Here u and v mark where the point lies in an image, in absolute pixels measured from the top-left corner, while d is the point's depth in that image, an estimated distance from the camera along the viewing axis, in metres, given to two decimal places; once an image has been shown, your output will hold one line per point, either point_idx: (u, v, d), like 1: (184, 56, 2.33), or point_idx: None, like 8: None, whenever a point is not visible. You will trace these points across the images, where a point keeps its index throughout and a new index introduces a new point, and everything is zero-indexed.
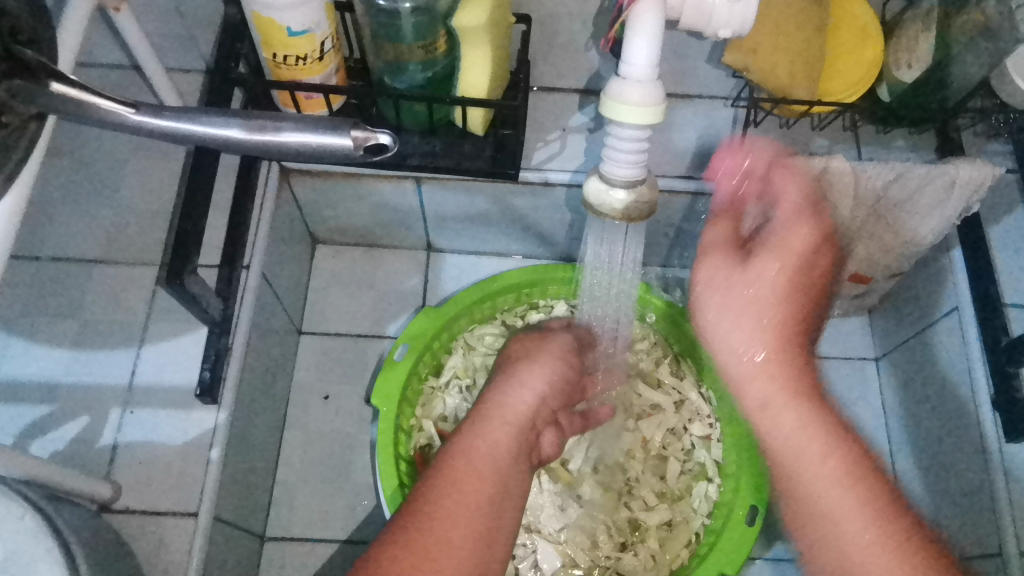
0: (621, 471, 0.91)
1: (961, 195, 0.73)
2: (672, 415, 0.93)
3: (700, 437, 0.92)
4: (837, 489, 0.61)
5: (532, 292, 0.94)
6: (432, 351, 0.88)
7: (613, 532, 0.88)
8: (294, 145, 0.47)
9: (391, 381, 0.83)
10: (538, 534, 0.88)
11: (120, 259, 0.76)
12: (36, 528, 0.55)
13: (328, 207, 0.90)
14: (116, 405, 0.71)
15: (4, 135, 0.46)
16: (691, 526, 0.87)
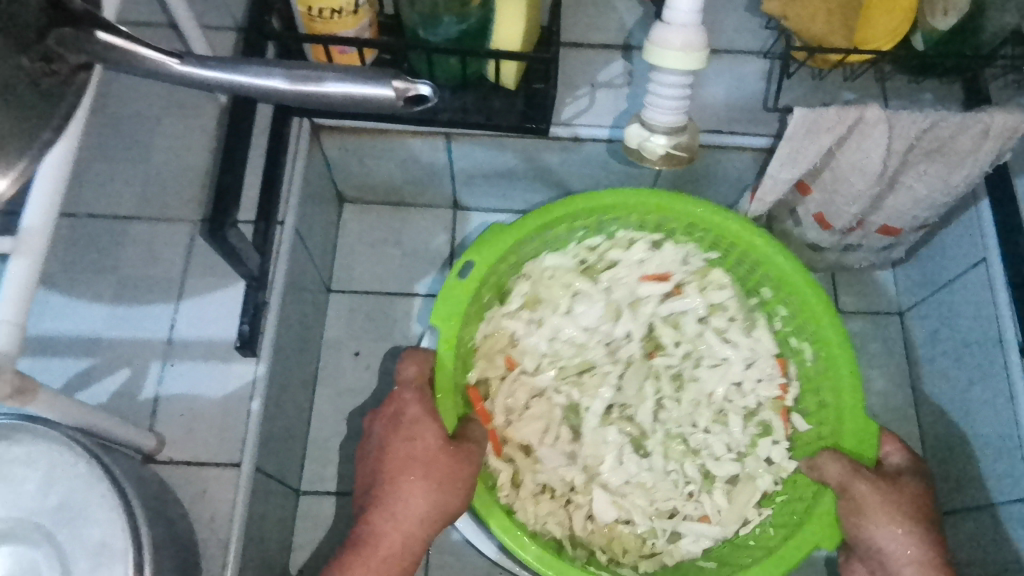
0: (689, 423, 0.90)
1: (994, 143, 0.73)
2: (742, 371, 0.91)
3: (767, 398, 0.90)
4: None
5: (612, 222, 0.88)
6: (497, 274, 0.85)
7: (678, 484, 0.88)
8: (337, 98, 0.43)
9: (445, 334, 0.76)
10: (598, 481, 0.87)
11: (154, 216, 0.77)
12: (89, 474, 0.55)
13: (356, 165, 0.90)
14: (156, 358, 0.72)
15: (53, 84, 0.43)
16: (756, 484, 0.87)
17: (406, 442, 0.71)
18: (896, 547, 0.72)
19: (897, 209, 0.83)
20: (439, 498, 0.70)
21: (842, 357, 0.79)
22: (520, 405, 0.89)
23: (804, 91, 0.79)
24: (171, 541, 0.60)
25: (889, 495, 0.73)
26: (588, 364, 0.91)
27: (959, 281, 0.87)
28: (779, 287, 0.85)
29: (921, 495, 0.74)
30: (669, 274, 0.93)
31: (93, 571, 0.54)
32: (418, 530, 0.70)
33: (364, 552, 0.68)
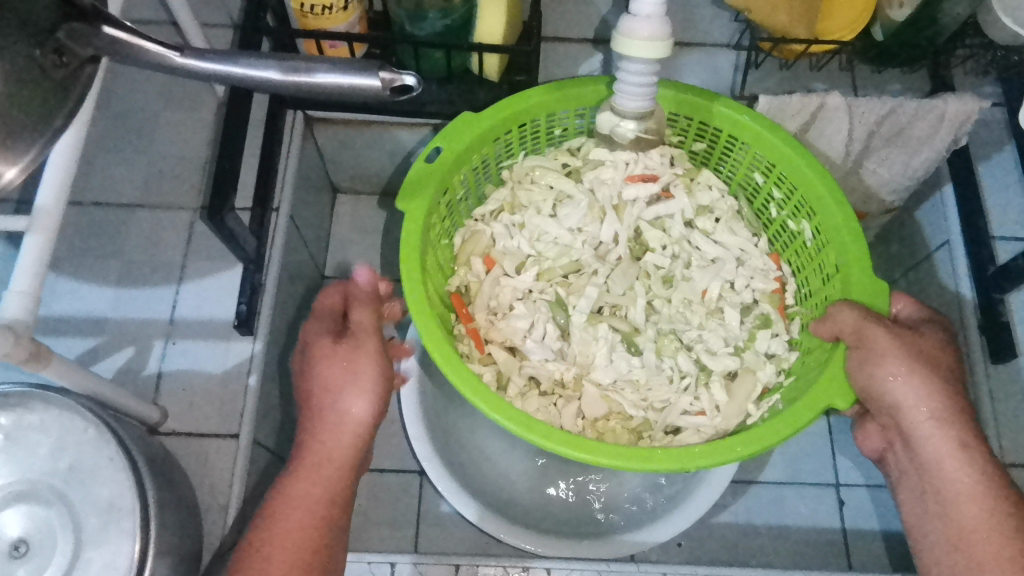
0: (681, 326, 0.79)
1: (949, 129, 0.77)
2: (735, 266, 0.81)
3: (762, 291, 0.80)
4: (944, 455, 0.62)
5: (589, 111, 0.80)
6: (469, 163, 0.75)
7: (672, 381, 0.77)
8: (327, 88, 0.47)
9: (413, 231, 0.68)
10: (589, 377, 0.77)
11: (156, 204, 0.81)
12: (98, 438, 0.59)
13: (348, 156, 0.94)
14: (159, 337, 0.76)
15: (64, 76, 0.47)
16: (756, 377, 0.76)
17: (323, 344, 0.64)
18: (911, 406, 0.63)
19: (863, 194, 0.87)
20: (363, 398, 0.62)
21: (846, 234, 0.69)
22: (503, 306, 0.79)
23: (772, 80, 0.83)
24: (176, 503, 0.64)
25: (904, 346, 0.63)
26: (576, 266, 0.80)
27: (922, 264, 0.90)
28: (776, 172, 0.77)
29: (942, 348, 0.65)
30: (656, 173, 0.80)
31: (103, 527, 0.58)
32: (351, 427, 0.62)
33: (299, 472, 0.60)
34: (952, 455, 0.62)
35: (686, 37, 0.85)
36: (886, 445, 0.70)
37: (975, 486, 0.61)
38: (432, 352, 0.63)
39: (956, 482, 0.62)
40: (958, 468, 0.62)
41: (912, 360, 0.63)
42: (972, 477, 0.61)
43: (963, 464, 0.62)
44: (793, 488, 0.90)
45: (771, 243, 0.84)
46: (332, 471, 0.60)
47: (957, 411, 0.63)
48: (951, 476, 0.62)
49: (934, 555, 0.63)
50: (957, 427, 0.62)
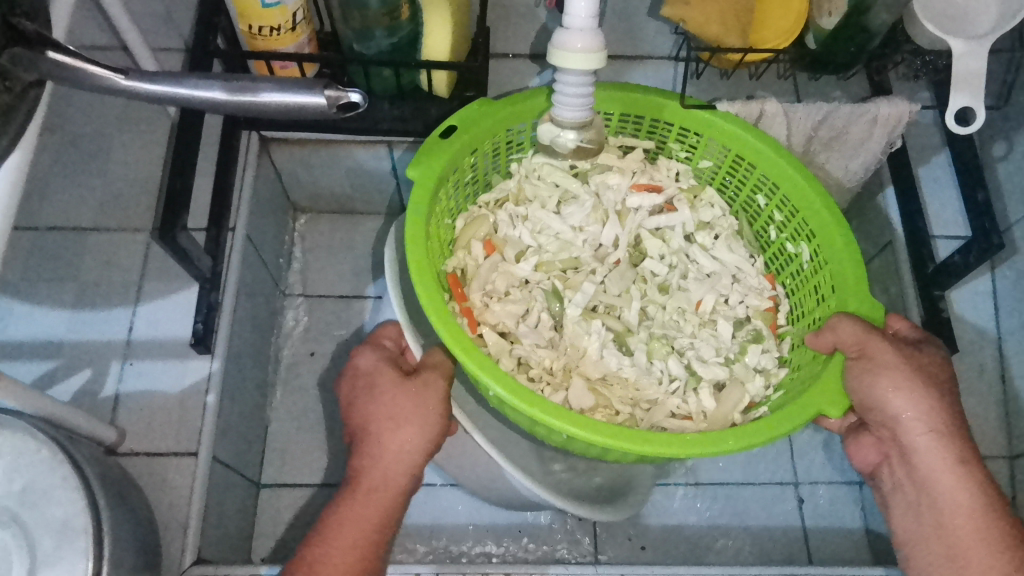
0: (676, 328, 0.81)
1: (882, 131, 0.80)
2: (730, 281, 0.83)
3: (755, 308, 0.82)
4: (946, 473, 0.64)
5: (611, 118, 0.81)
6: (478, 148, 0.77)
7: (661, 379, 0.78)
8: (272, 106, 0.48)
9: (423, 188, 0.70)
10: (579, 372, 0.78)
11: (112, 227, 0.82)
12: (51, 458, 0.59)
13: (306, 175, 0.95)
14: (117, 358, 0.76)
15: (10, 99, 0.48)
16: (746, 388, 0.77)
17: (376, 405, 0.67)
18: (908, 421, 0.65)
19: None
20: (415, 432, 0.65)
21: (845, 253, 0.71)
22: (499, 290, 0.80)
23: (716, 89, 0.87)
24: (132, 522, 0.64)
25: (905, 361, 0.65)
26: (575, 262, 0.83)
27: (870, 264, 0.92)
28: (779, 195, 0.79)
29: (939, 365, 0.67)
30: (661, 186, 0.85)
31: (56, 547, 0.57)
32: (404, 465, 0.65)
33: (366, 465, 0.65)
34: (953, 473, 0.64)
35: (630, 51, 0.88)
36: (880, 457, 0.71)
37: (974, 503, 0.64)
38: (442, 332, 0.64)
39: (956, 498, 0.64)
40: (959, 485, 0.64)
41: (915, 378, 0.65)
42: (973, 495, 0.64)
43: (957, 477, 0.64)
44: (753, 487, 0.92)
45: (767, 265, 0.86)
46: (392, 477, 0.65)
47: (959, 429, 0.65)
48: (948, 491, 0.64)
49: (929, 565, 0.65)
50: (957, 444, 0.65)
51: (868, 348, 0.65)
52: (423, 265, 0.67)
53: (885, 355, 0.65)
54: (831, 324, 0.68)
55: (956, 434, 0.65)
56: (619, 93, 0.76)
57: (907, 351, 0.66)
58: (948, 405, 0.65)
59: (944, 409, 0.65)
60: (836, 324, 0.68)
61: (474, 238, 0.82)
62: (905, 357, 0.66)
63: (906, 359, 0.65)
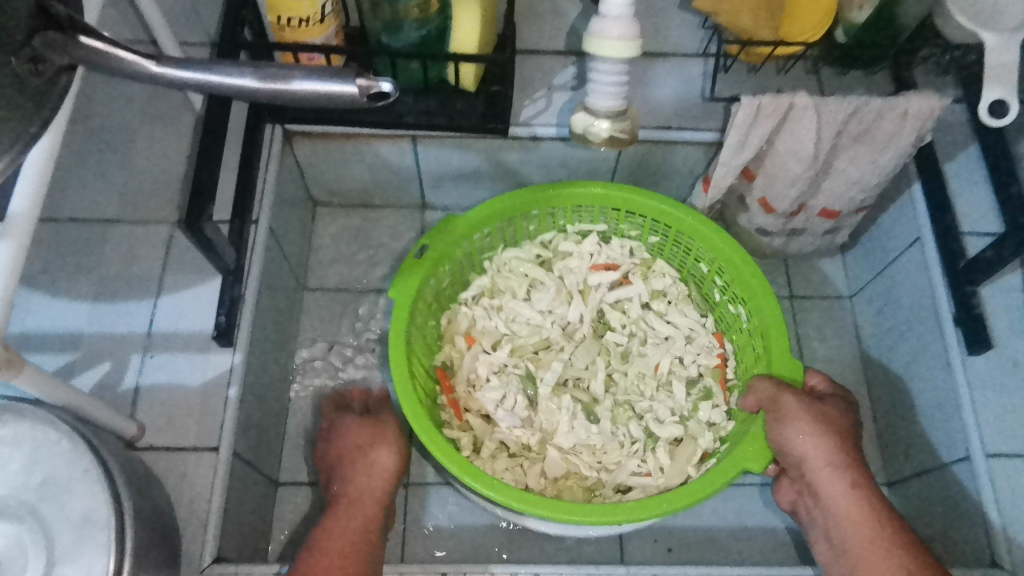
0: (637, 391, 0.87)
1: (914, 126, 0.76)
2: (684, 345, 0.88)
3: (705, 366, 0.87)
4: (847, 503, 0.70)
5: (559, 214, 0.90)
6: (454, 254, 0.84)
7: (623, 444, 0.83)
8: (304, 95, 0.46)
9: (402, 308, 0.77)
10: (551, 442, 0.83)
11: (136, 219, 0.81)
12: (73, 451, 0.57)
13: (328, 169, 0.94)
14: (137, 351, 0.75)
15: (41, 84, 0.45)
16: (700, 442, 0.83)
17: (345, 463, 0.77)
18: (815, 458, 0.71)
19: (835, 190, 0.83)
20: (388, 452, 0.77)
21: (769, 312, 0.78)
22: (480, 377, 0.85)
23: (743, 86, 0.85)
24: (154, 517, 0.62)
25: (813, 410, 0.73)
26: (545, 342, 0.88)
27: (901, 260, 0.90)
28: (718, 265, 0.86)
29: (840, 414, 0.76)
30: (616, 263, 0.91)
31: (76, 544, 0.55)
32: (383, 484, 0.76)
33: (346, 506, 0.73)
34: (857, 505, 0.69)
35: (658, 46, 0.87)
36: (796, 496, 0.76)
37: (880, 534, 0.67)
38: (416, 415, 0.71)
39: (855, 531, 0.68)
40: (863, 517, 0.68)
41: (818, 420, 0.73)
42: (875, 525, 0.68)
43: (860, 502, 0.69)
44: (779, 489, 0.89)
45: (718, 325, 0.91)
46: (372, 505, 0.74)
47: (860, 468, 0.72)
48: (850, 521, 0.69)
49: None
50: (859, 478, 0.71)
51: (784, 394, 0.74)
52: (401, 358, 0.74)
53: (792, 402, 0.73)
54: (757, 380, 0.76)
55: (857, 470, 0.71)
56: (568, 190, 0.84)
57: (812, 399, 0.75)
58: (846, 445, 0.73)
59: (844, 448, 0.73)
60: (758, 381, 0.76)
61: (458, 334, 0.89)
62: (812, 404, 0.74)
63: (811, 406, 0.73)
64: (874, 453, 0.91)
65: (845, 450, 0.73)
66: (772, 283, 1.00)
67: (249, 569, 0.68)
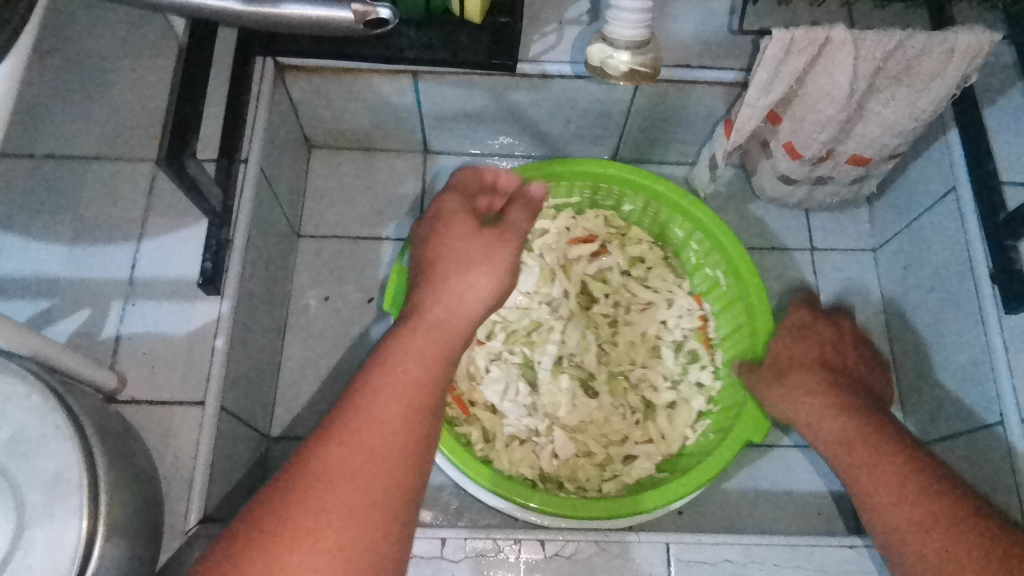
0: (628, 364, 0.82)
1: (959, 65, 0.66)
2: (666, 309, 0.84)
3: (689, 328, 0.83)
4: (844, 440, 0.66)
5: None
6: None
7: (625, 415, 0.79)
8: (298, 22, 0.42)
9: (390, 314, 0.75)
10: (558, 424, 0.78)
11: (116, 156, 0.75)
12: (42, 405, 0.53)
13: (324, 108, 0.88)
14: (118, 298, 0.70)
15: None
16: (694, 406, 0.79)
17: (444, 265, 0.69)
18: (796, 383, 0.71)
19: (868, 135, 0.75)
20: (484, 275, 0.69)
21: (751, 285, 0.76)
22: (478, 369, 0.79)
23: (770, 19, 0.78)
24: (132, 477, 0.58)
25: (779, 357, 0.73)
26: (535, 324, 0.82)
27: (929, 214, 0.82)
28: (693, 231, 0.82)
29: (806, 348, 0.74)
30: (592, 234, 0.86)
31: (46, 504, 0.51)
32: (476, 311, 0.67)
33: (417, 327, 0.63)
34: (855, 438, 0.65)
35: None
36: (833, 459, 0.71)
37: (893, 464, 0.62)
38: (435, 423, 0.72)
39: (863, 471, 0.63)
40: (871, 449, 0.64)
41: (782, 366, 0.73)
42: (876, 451, 0.64)
43: (849, 413, 0.67)
44: None
45: None
46: (448, 326, 0.64)
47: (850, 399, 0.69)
48: (855, 457, 0.65)
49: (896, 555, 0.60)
50: (850, 407, 0.68)
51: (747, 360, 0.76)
52: None
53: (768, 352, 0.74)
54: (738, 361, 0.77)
55: (852, 400, 0.69)
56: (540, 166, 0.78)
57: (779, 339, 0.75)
58: (816, 372, 0.71)
59: (828, 381, 0.71)
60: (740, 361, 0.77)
61: None
62: (776, 351, 0.74)
63: (776, 354, 0.74)
64: None
65: (842, 388, 0.70)
66: (793, 236, 0.94)
67: None
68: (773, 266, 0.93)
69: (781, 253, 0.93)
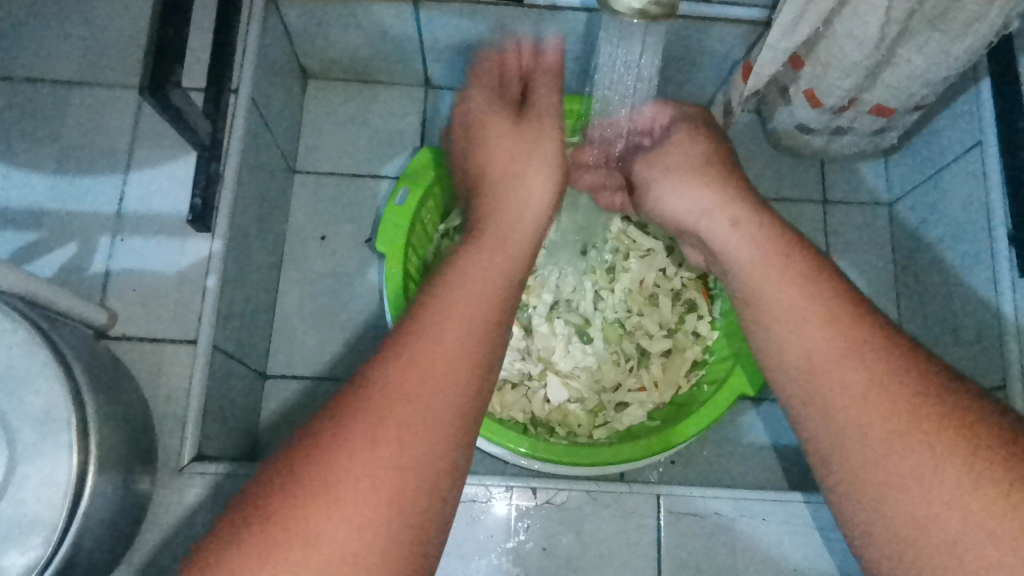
0: (625, 310, 0.80)
1: (1001, 9, 0.59)
2: (666, 256, 0.81)
3: (690, 277, 0.81)
4: (801, 287, 0.49)
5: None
6: (431, 195, 0.77)
7: (618, 363, 0.78)
8: None
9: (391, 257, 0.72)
10: (552, 368, 0.78)
11: (98, 82, 0.71)
12: (28, 341, 0.51)
13: (320, 34, 0.82)
14: (106, 232, 0.68)
15: None
16: (689, 355, 0.78)
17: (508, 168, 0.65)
18: (680, 192, 0.62)
19: (895, 83, 0.70)
20: (540, 173, 0.65)
21: None
22: None
23: None
24: (121, 415, 0.58)
25: (679, 144, 0.64)
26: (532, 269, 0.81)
27: (949, 171, 0.79)
28: None
29: (695, 141, 0.64)
30: None
31: (38, 441, 0.50)
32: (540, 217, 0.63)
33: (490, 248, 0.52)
34: (849, 340, 0.45)
35: None
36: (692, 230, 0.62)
37: (843, 334, 0.45)
38: None
39: (840, 378, 0.44)
40: (819, 329, 0.47)
41: (695, 142, 0.64)
42: (861, 349, 0.44)
43: (868, 358, 0.44)
44: None
45: None
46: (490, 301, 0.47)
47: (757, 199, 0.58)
48: (794, 342, 0.48)
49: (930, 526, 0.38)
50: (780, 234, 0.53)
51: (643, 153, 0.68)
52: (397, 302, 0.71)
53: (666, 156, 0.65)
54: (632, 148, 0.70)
55: (749, 226, 0.55)
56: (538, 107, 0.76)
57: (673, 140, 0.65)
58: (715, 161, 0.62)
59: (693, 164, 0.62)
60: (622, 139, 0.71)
61: None
62: (675, 145, 0.65)
63: (680, 147, 0.64)
64: None
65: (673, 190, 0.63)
66: (806, 186, 0.91)
67: (230, 471, 0.63)
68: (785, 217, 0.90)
69: (793, 204, 0.90)
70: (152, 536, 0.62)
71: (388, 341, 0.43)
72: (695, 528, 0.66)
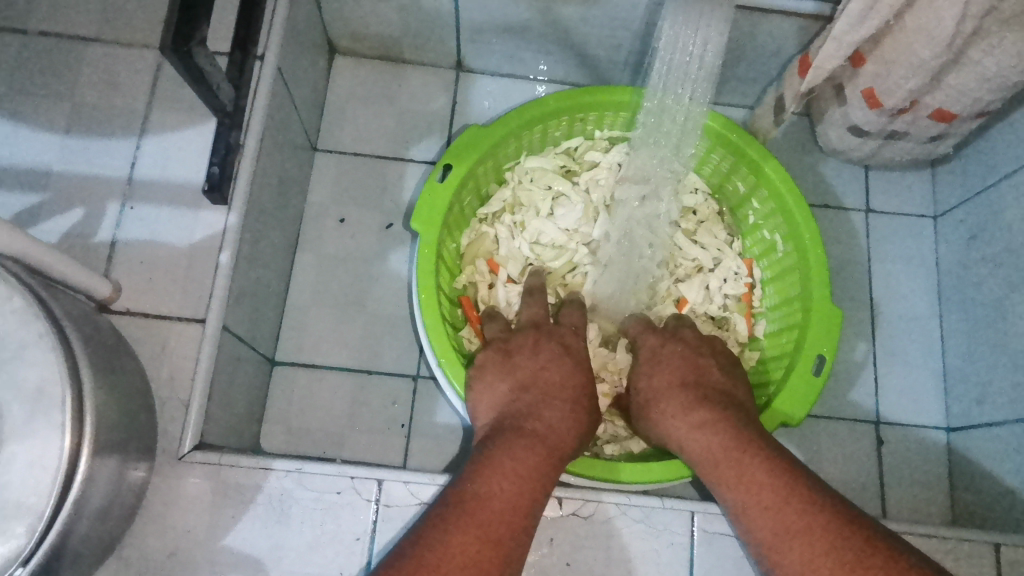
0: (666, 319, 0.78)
1: None
2: (711, 270, 0.79)
3: (733, 294, 0.78)
4: (726, 441, 0.57)
5: (587, 118, 0.77)
6: (475, 178, 0.73)
7: None
8: None
9: (426, 241, 0.68)
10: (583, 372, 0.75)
11: (115, 39, 0.67)
12: (24, 309, 0.47)
13: (351, 6, 0.78)
14: (115, 199, 0.64)
15: None
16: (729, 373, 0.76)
17: (528, 401, 0.60)
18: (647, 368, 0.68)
19: (961, 87, 0.66)
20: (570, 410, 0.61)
21: (813, 258, 0.70)
22: (509, 307, 0.76)
23: None
24: (120, 394, 0.53)
25: (663, 351, 0.68)
26: (572, 265, 0.78)
27: (1007, 182, 0.73)
28: (757, 187, 0.75)
29: (680, 338, 0.69)
30: None
31: (26, 420, 0.46)
32: (563, 442, 0.58)
33: (520, 436, 0.56)
34: (774, 474, 0.54)
35: None
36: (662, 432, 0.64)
37: (804, 524, 0.50)
38: (439, 348, 0.65)
39: (750, 480, 0.54)
40: (744, 460, 0.55)
41: (673, 350, 0.68)
42: (770, 469, 0.54)
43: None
44: (828, 425, 0.79)
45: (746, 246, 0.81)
46: (544, 454, 0.55)
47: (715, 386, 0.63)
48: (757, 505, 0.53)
49: None
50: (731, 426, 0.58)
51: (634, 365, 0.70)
52: (429, 284, 0.67)
53: (645, 372, 0.68)
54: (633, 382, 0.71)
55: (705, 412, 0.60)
56: (600, 95, 0.72)
57: (653, 345, 0.70)
58: (702, 368, 0.66)
59: (667, 372, 0.66)
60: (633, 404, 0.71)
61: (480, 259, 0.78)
62: (653, 344, 0.70)
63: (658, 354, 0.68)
64: (934, 398, 0.81)
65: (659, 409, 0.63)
66: (850, 195, 0.86)
67: (234, 462, 0.59)
68: (827, 226, 0.85)
69: (836, 213, 0.86)
70: (145, 528, 0.57)
71: (439, 516, 0.49)
72: (727, 551, 0.61)
